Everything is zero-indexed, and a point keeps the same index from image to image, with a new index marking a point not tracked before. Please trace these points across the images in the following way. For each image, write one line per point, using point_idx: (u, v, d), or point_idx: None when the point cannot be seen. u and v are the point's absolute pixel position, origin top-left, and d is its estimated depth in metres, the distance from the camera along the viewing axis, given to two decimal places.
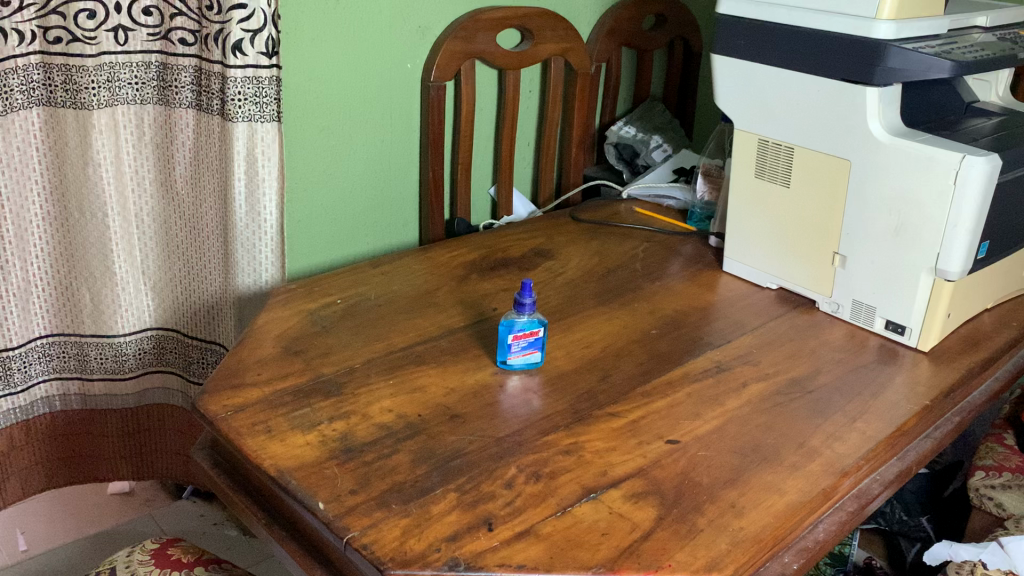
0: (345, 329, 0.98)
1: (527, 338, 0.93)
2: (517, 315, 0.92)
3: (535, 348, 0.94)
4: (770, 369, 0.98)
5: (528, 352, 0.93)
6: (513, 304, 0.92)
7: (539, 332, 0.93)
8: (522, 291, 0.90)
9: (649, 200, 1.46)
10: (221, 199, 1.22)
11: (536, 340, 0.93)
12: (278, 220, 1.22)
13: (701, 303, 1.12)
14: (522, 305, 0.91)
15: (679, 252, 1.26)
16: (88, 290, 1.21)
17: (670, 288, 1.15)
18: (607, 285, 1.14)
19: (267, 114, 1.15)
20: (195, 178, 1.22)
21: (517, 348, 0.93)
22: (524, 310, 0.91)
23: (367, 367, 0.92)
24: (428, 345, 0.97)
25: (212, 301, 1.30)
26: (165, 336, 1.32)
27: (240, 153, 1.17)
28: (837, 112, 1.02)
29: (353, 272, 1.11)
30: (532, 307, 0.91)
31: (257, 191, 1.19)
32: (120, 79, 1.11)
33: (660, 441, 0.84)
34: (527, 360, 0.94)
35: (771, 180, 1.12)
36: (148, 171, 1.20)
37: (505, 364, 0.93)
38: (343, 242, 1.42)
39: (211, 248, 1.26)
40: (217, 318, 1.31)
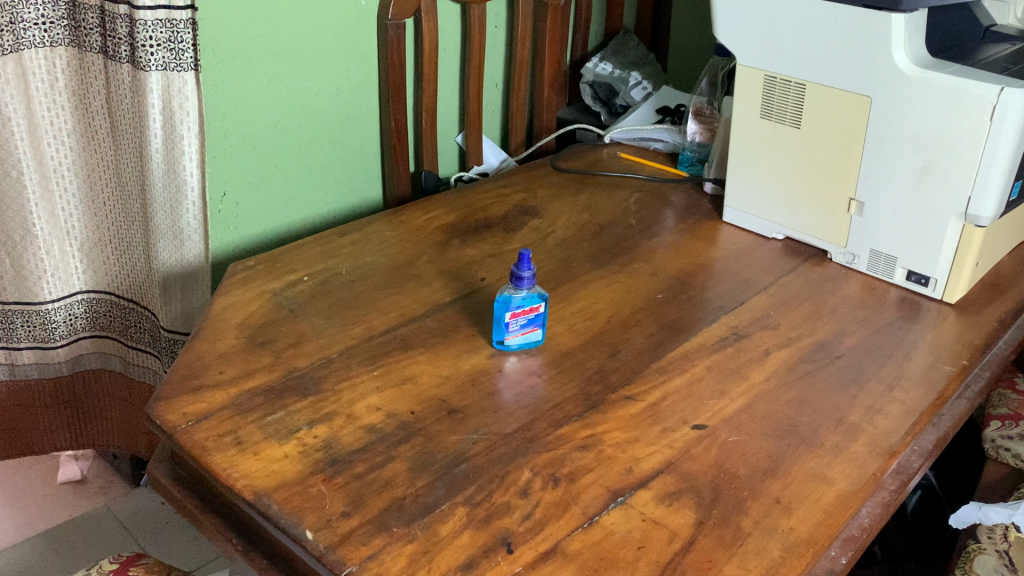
0: (316, 312, 0.87)
1: (527, 316, 0.82)
2: (514, 290, 0.81)
3: (536, 325, 0.83)
4: (792, 334, 0.89)
5: (528, 330, 0.83)
6: (509, 277, 0.81)
7: (540, 308, 0.82)
8: (520, 264, 0.79)
9: (634, 144, 1.34)
10: (139, 158, 1.08)
11: (537, 317, 0.83)
12: (201, 183, 1.08)
13: (705, 260, 1.03)
14: (520, 279, 0.80)
15: (673, 203, 1.16)
16: (7, 253, 1.10)
17: (670, 244, 1.05)
18: (601, 244, 1.03)
19: (184, 62, 1.00)
20: (114, 130, 1.08)
21: (516, 327, 0.82)
22: (523, 286, 0.80)
23: (346, 356, 0.80)
24: (412, 326, 0.86)
25: (138, 271, 1.18)
26: (97, 299, 1.21)
27: (154, 106, 1.03)
28: (855, 45, 0.91)
29: (319, 243, 0.99)
30: (533, 281, 0.80)
31: (175, 150, 1.05)
32: (23, 19, 0.97)
33: (686, 428, 0.75)
34: (527, 339, 0.83)
35: (779, 121, 1.02)
36: (66, 123, 1.07)
37: (502, 345, 0.83)
38: (301, 203, 1.29)
39: (137, 208, 1.14)
40: (149, 291, 1.19)
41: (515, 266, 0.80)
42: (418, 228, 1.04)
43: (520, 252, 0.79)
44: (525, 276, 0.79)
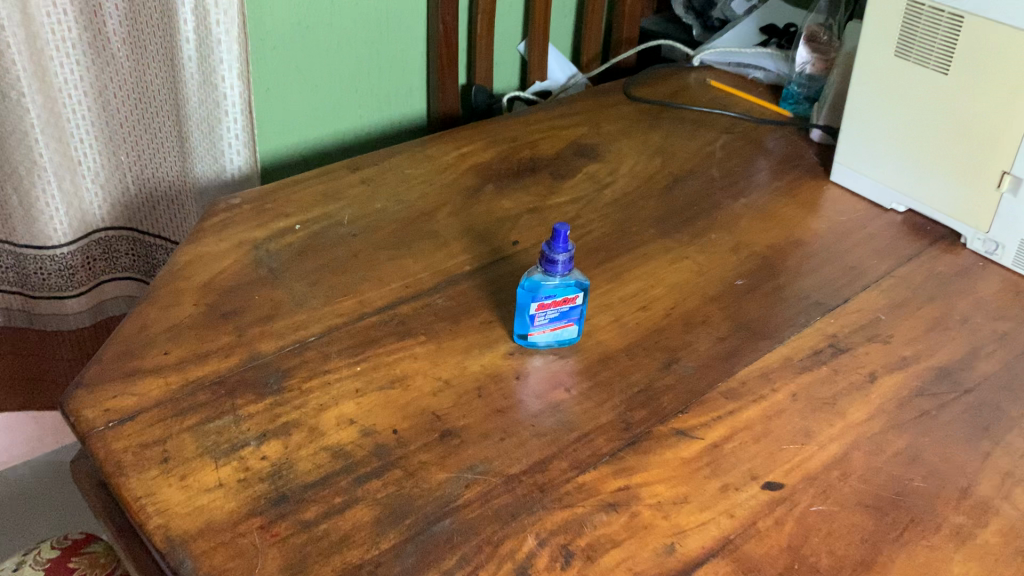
0: (300, 275, 0.69)
1: (560, 307, 0.63)
2: (544, 275, 0.62)
3: (572, 319, 0.65)
4: (908, 351, 0.68)
5: (561, 325, 0.65)
6: (538, 256, 0.62)
7: (577, 300, 0.63)
8: (553, 242, 0.60)
9: (728, 70, 1.11)
10: (169, 64, 0.94)
11: (573, 309, 0.64)
12: (244, 95, 0.94)
13: (802, 234, 0.81)
14: (552, 261, 0.61)
15: (768, 151, 0.93)
16: (13, 190, 0.92)
17: (759, 209, 0.84)
18: (671, 204, 0.83)
19: None
20: (136, 36, 0.92)
21: (544, 320, 0.64)
22: (556, 270, 0.61)
23: (325, 341, 0.63)
24: (417, 304, 0.68)
25: (166, 197, 1.04)
26: (119, 236, 1.05)
27: (185, 6, 0.88)
28: None
29: (322, 181, 0.81)
30: (569, 265, 0.62)
31: (212, 57, 0.90)
32: None
33: (755, 487, 0.56)
34: (557, 335, 0.65)
35: (922, 64, 0.78)
36: (72, 32, 0.89)
37: (526, 341, 0.65)
38: (328, 116, 1.11)
39: (166, 124, 0.99)
40: (181, 219, 1.05)
41: (547, 244, 0.61)
42: (447, 170, 0.85)
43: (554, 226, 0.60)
44: (558, 259, 0.61)
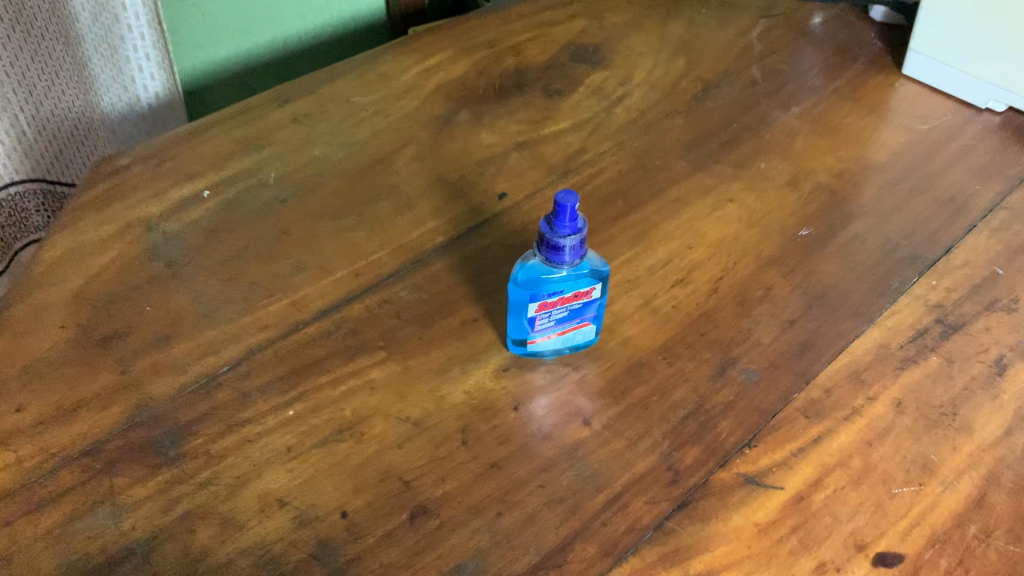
0: (212, 270, 0.51)
1: (571, 305, 0.45)
2: (546, 264, 0.44)
3: (589, 317, 0.46)
4: None
5: (574, 326, 0.46)
6: (535, 237, 0.44)
7: (593, 292, 0.45)
8: (555, 217, 0.42)
9: None
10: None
11: (590, 305, 0.46)
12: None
13: (876, 154, 0.62)
14: (556, 246, 0.42)
15: (820, 38, 0.73)
16: None
17: (817, 122, 0.64)
18: (702, 123, 0.64)
19: None
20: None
21: (550, 323, 0.46)
22: (563, 257, 0.43)
23: (245, 372, 0.46)
24: (373, 301, 0.50)
25: (47, 140, 0.73)
26: (23, 191, 0.72)
27: None
28: None
29: (243, 123, 0.61)
30: (580, 249, 0.43)
31: None
32: None
33: (863, 564, 0.39)
34: (569, 339, 0.47)
35: None
36: None
37: (527, 350, 0.47)
38: (263, 19, 0.89)
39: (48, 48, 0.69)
40: (72, 159, 0.75)
41: (547, 220, 0.42)
42: (407, 95, 0.64)
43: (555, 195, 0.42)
44: (564, 241, 0.42)
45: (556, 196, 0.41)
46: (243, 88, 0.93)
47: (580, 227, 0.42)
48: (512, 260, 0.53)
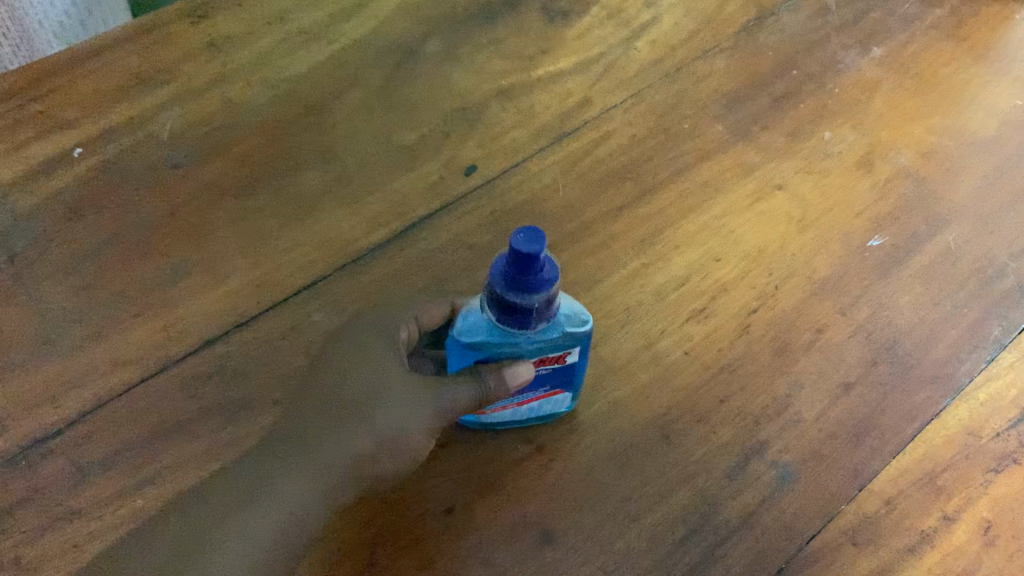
0: (70, 270, 0.38)
1: (534, 371, 0.32)
2: (501, 326, 0.31)
3: (562, 386, 0.34)
4: None
5: (542, 396, 0.34)
6: (484, 287, 0.30)
7: (567, 358, 0.32)
8: (514, 273, 0.28)
9: None
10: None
11: (564, 370, 0.33)
12: None
13: (983, 121, 0.46)
14: (515, 306, 0.29)
15: None
16: None
17: (907, 69, 0.48)
18: (751, 65, 0.47)
19: None
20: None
21: (506, 396, 0.33)
22: (527, 320, 0.30)
23: (86, 435, 0.33)
24: (278, 328, 0.37)
25: None
26: None
27: None
28: None
29: (136, 48, 0.46)
30: (552, 307, 0.30)
31: None
32: None
33: None
34: (535, 410, 0.34)
35: None
36: None
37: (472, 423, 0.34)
38: None
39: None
40: None
41: (501, 268, 0.29)
42: (359, 10, 0.48)
43: (516, 236, 0.28)
44: (529, 301, 0.29)
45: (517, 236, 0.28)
46: None
47: (553, 279, 0.29)
48: (473, 269, 0.39)
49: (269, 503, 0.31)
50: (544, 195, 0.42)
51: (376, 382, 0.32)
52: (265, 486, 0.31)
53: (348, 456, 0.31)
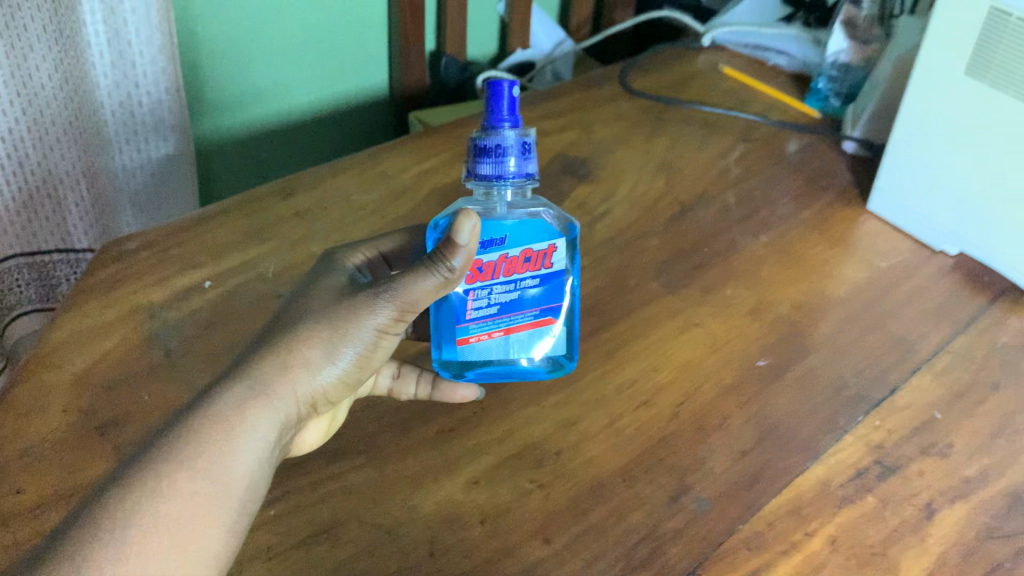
0: (206, 360, 0.54)
1: (520, 280, 0.51)
2: (483, 183, 0.48)
3: (547, 303, 0.53)
4: (973, 470, 0.54)
5: (531, 323, 0.53)
6: (468, 154, 0.48)
7: (551, 250, 0.51)
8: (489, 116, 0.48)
9: (744, 53, 0.96)
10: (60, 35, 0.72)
11: (531, 287, 0.52)
12: (160, 68, 0.81)
13: (835, 287, 0.67)
14: (489, 145, 0.47)
15: (793, 166, 0.79)
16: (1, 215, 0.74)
17: (784, 251, 0.69)
18: (676, 244, 0.68)
19: None
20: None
21: (495, 311, 0.52)
22: (501, 161, 0.47)
23: None
24: (357, 404, 0.54)
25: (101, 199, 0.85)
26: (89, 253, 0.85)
27: None
28: None
29: (246, 217, 0.65)
30: (520, 151, 0.48)
31: (122, 32, 0.78)
32: None
33: None
34: (519, 341, 0.53)
35: (997, 87, 0.62)
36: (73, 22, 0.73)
37: (471, 352, 0.53)
38: (270, 92, 0.93)
39: (49, 91, 0.72)
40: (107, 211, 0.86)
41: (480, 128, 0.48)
42: (403, 195, 0.68)
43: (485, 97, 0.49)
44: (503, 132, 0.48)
45: (489, 90, 0.48)
46: (246, 156, 0.96)
47: (514, 123, 0.48)
48: None
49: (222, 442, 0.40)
50: None
51: (323, 313, 0.47)
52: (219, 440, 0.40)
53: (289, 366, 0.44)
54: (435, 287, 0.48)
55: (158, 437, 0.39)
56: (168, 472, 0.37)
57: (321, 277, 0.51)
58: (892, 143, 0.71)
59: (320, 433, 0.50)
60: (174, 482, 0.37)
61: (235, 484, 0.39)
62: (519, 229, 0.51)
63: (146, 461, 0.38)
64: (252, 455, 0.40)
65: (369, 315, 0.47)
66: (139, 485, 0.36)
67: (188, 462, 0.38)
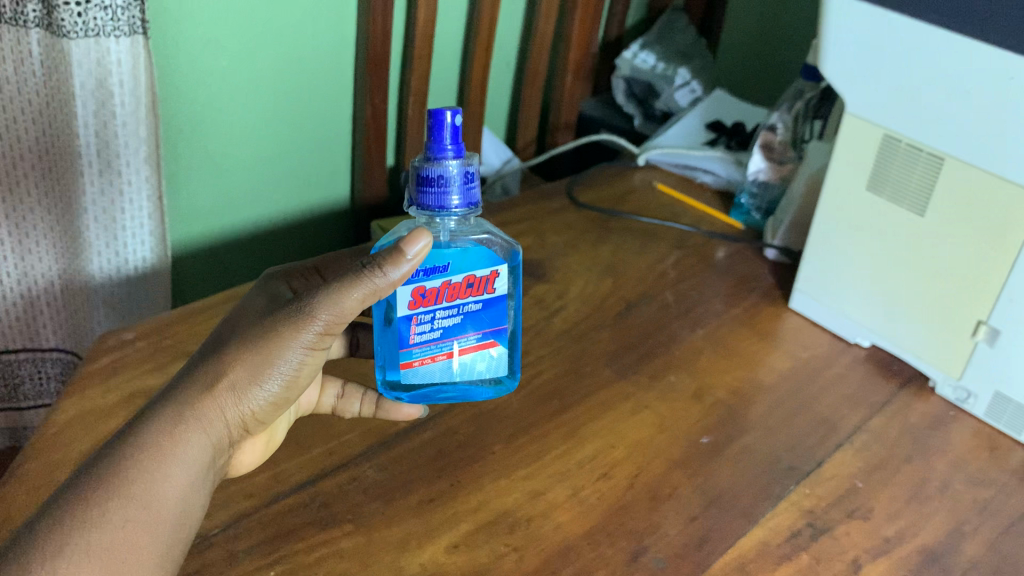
0: None
1: (462, 305, 0.55)
2: (426, 212, 0.50)
3: (488, 325, 0.56)
4: (892, 531, 0.61)
5: (473, 343, 0.56)
6: (412, 180, 0.51)
7: (494, 274, 0.54)
8: (432, 144, 0.50)
9: (674, 171, 1.07)
10: (52, 152, 0.81)
11: (473, 310, 0.55)
12: (150, 183, 0.86)
13: (764, 374, 0.75)
14: (432, 177, 0.49)
15: (723, 270, 0.88)
16: None
17: (718, 343, 0.78)
18: (624, 337, 0.76)
19: (79, 27, 0.74)
20: (3, 73, 0.75)
21: (437, 334, 0.55)
22: (444, 193, 0.50)
23: (233, 534, 0.54)
24: (343, 478, 0.59)
25: (74, 298, 0.90)
26: (57, 357, 0.93)
27: (82, 86, 0.78)
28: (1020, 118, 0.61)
29: None
30: (462, 184, 0.50)
31: (113, 149, 0.82)
32: None
33: None
34: (462, 360, 0.57)
35: (894, 200, 0.73)
36: (62, 136, 0.81)
37: (413, 371, 0.56)
38: (242, 202, 1.00)
39: (32, 199, 0.82)
40: (79, 309, 0.91)
41: (424, 155, 0.50)
42: None
43: (431, 124, 0.50)
44: (446, 165, 0.49)
45: (432, 119, 0.50)
46: (216, 262, 1.02)
47: (457, 154, 0.50)
48: (463, 446, 0.63)
49: (140, 474, 0.43)
50: (505, 407, 0.67)
51: (249, 332, 0.49)
52: (141, 470, 0.43)
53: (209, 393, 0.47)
54: (363, 297, 0.49)
55: (90, 464, 0.43)
56: (98, 504, 0.41)
57: (247, 304, 0.53)
58: (809, 248, 0.81)
59: (256, 455, 0.56)
60: (104, 512, 0.41)
61: (160, 510, 0.43)
62: (462, 257, 0.54)
63: (74, 496, 0.41)
64: (179, 482, 0.44)
65: (299, 334, 0.48)
66: (71, 518, 0.40)
67: (116, 491, 0.42)
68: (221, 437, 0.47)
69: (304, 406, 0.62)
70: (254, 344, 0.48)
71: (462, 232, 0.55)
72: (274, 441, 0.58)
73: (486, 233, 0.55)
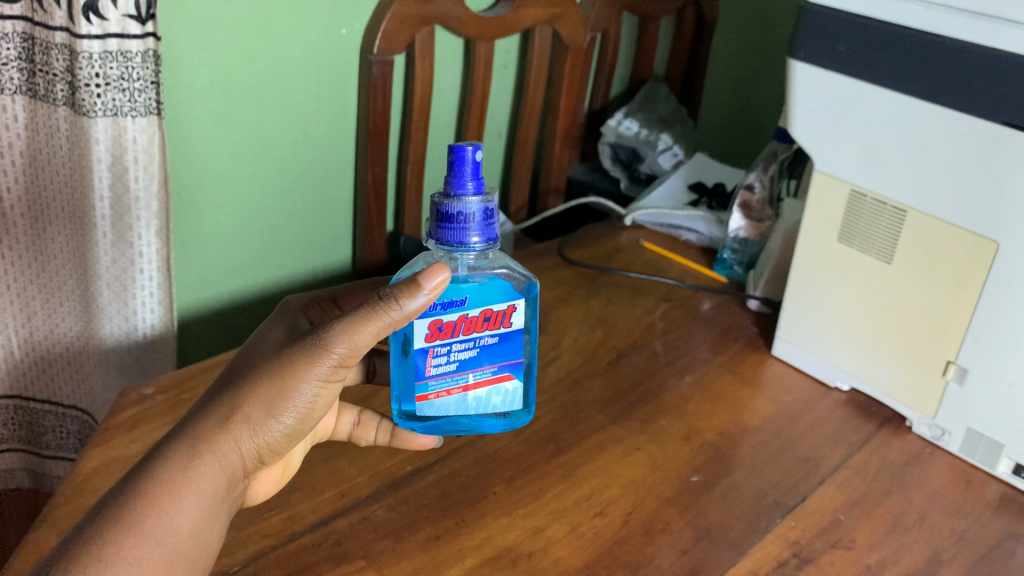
0: None
1: (479, 338, 0.59)
2: (445, 247, 0.54)
3: (503, 359, 0.60)
4: (873, 559, 0.65)
5: (490, 377, 0.60)
6: (433, 214, 0.54)
7: (513, 308, 0.59)
8: (452, 180, 0.54)
9: (659, 230, 1.12)
10: (75, 221, 0.86)
11: (489, 343, 0.59)
12: (160, 253, 0.89)
13: (749, 416, 0.79)
14: (452, 213, 0.53)
15: (707, 321, 0.93)
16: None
17: (705, 389, 0.82)
18: (616, 384, 0.81)
19: (101, 106, 0.79)
20: (35, 144, 0.81)
21: (454, 367, 0.59)
22: (463, 229, 0.53)
23: (253, 571, 0.57)
24: (354, 518, 0.63)
25: (86, 360, 0.93)
26: (76, 416, 0.97)
27: (101, 160, 0.82)
28: (977, 170, 0.67)
29: None
30: (479, 220, 0.54)
31: (128, 219, 0.87)
32: (85, 51, 0.76)
33: None
34: (477, 394, 0.60)
35: (864, 251, 0.78)
36: (83, 206, 0.85)
37: (429, 403, 0.59)
38: (250, 267, 1.05)
39: (59, 262, 0.87)
40: (90, 371, 0.94)
41: (443, 192, 0.54)
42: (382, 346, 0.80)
43: (450, 159, 0.54)
44: (470, 203, 0.53)
45: (452, 156, 0.54)
46: (225, 327, 1.06)
47: (476, 189, 0.54)
48: (465, 486, 0.67)
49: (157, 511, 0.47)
50: (505, 450, 0.71)
51: (269, 366, 0.53)
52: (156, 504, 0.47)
53: (227, 429, 0.51)
54: (378, 330, 0.53)
55: (112, 500, 0.47)
56: (114, 541, 0.45)
57: (268, 337, 0.58)
58: (788, 298, 0.86)
59: (271, 484, 0.60)
60: (122, 549, 0.45)
61: (174, 542, 0.47)
62: (479, 291, 0.58)
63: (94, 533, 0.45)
64: (193, 513, 0.48)
65: (315, 367, 0.52)
66: (89, 553, 0.44)
67: (134, 528, 0.46)
68: (234, 468, 0.51)
69: (322, 432, 0.66)
70: (275, 380, 0.52)
71: (480, 266, 0.59)
72: (290, 467, 0.62)
73: (505, 268, 0.59)
